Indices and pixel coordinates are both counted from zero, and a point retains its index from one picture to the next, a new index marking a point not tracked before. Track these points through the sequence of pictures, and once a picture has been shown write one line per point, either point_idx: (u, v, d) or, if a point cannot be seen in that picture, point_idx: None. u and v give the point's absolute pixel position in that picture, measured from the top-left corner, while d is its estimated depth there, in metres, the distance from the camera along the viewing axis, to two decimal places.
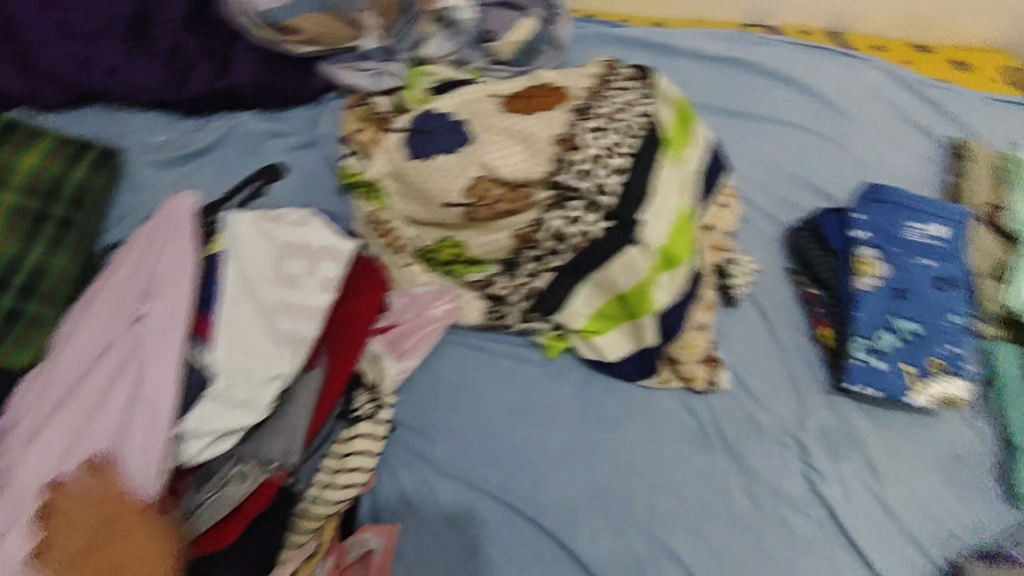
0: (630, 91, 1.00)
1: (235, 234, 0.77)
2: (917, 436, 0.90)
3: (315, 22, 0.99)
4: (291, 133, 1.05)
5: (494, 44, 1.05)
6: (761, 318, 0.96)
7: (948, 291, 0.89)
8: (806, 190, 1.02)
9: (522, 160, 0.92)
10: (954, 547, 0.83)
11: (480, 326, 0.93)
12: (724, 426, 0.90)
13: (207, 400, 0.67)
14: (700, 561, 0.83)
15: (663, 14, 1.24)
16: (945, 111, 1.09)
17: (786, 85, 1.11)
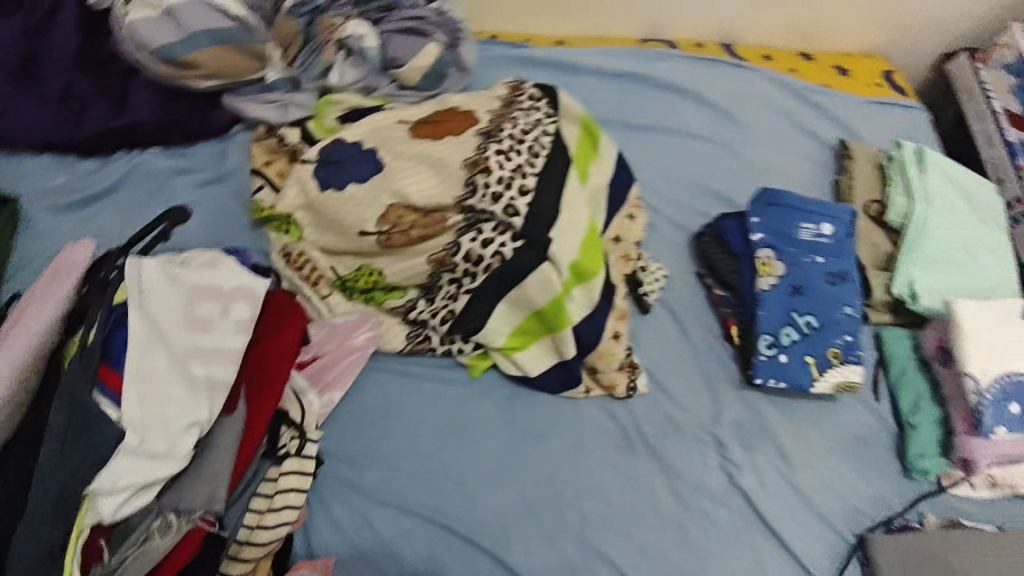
0: (536, 112, 1.02)
1: (139, 282, 0.75)
2: (822, 422, 0.98)
3: (214, 56, 1.03)
4: (196, 169, 1.04)
5: (401, 70, 1.08)
6: (673, 321, 1.02)
7: (839, 285, 0.98)
8: (705, 196, 1.13)
9: (433, 186, 0.94)
10: (857, 521, 0.91)
11: (403, 351, 0.95)
12: (644, 428, 0.94)
13: (122, 455, 0.67)
14: (629, 560, 0.85)
15: (567, 32, 1.31)
16: (828, 113, 1.26)
17: (684, 98, 1.23)
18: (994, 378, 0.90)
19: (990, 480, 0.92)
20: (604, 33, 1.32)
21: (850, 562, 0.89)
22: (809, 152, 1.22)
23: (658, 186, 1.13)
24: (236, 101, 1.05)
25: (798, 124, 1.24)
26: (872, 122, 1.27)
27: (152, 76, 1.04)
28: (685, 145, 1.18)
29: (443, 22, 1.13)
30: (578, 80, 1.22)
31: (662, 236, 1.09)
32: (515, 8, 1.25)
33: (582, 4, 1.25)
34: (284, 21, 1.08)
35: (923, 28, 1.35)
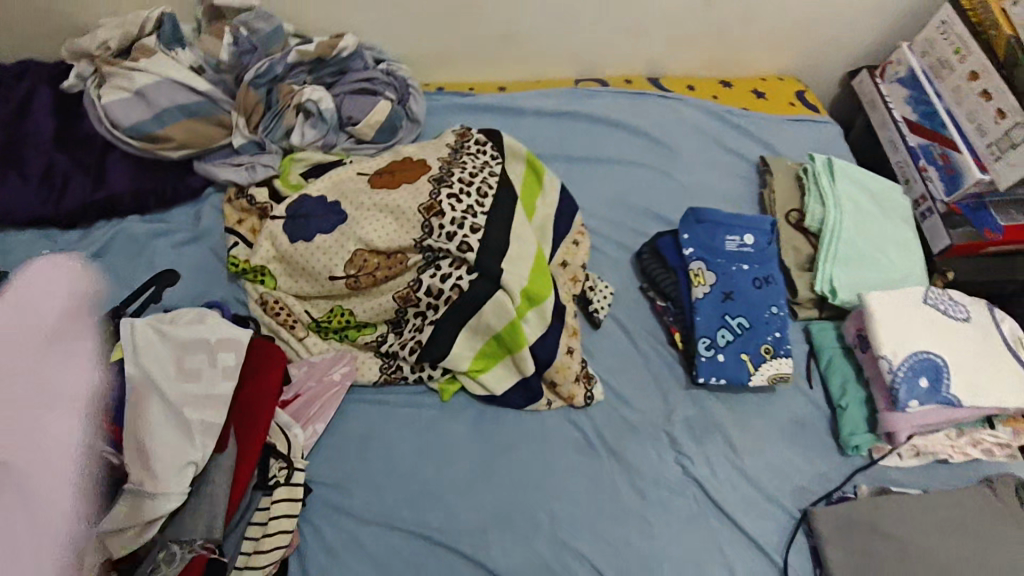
0: (483, 155, 1.13)
1: (131, 340, 0.84)
2: (764, 411, 1.08)
3: (185, 129, 1.13)
4: (175, 231, 1.12)
5: (357, 127, 1.19)
6: (622, 333, 1.13)
7: (765, 288, 1.10)
8: (643, 217, 1.25)
9: (393, 229, 1.03)
10: (802, 498, 1.01)
11: (378, 382, 1.04)
12: (604, 432, 1.03)
13: (125, 496, 0.75)
14: (599, 552, 0.94)
15: (507, 78, 1.43)
16: (748, 133, 1.39)
17: (619, 129, 1.35)
18: (905, 358, 1.00)
19: (914, 449, 1.03)
20: (540, 77, 1.44)
21: (797, 535, 0.98)
22: (735, 169, 1.34)
23: (599, 212, 1.24)
24: (207, 166, 1.15)
25: (724, 145, 1.36)
26: (789, 137, 1.40)
27: (127, 150, 1.14)
28: (622, 172, 1.30)
29: (391, 80, 1.25)
30: (519, 120, 1.33)
31: (607, 256, 1.20)
32: (457, 61, 1.37)
33: (518, 52, 1.37)
34: (247, 91, 1.15)
35: (828, 50, 1.49)
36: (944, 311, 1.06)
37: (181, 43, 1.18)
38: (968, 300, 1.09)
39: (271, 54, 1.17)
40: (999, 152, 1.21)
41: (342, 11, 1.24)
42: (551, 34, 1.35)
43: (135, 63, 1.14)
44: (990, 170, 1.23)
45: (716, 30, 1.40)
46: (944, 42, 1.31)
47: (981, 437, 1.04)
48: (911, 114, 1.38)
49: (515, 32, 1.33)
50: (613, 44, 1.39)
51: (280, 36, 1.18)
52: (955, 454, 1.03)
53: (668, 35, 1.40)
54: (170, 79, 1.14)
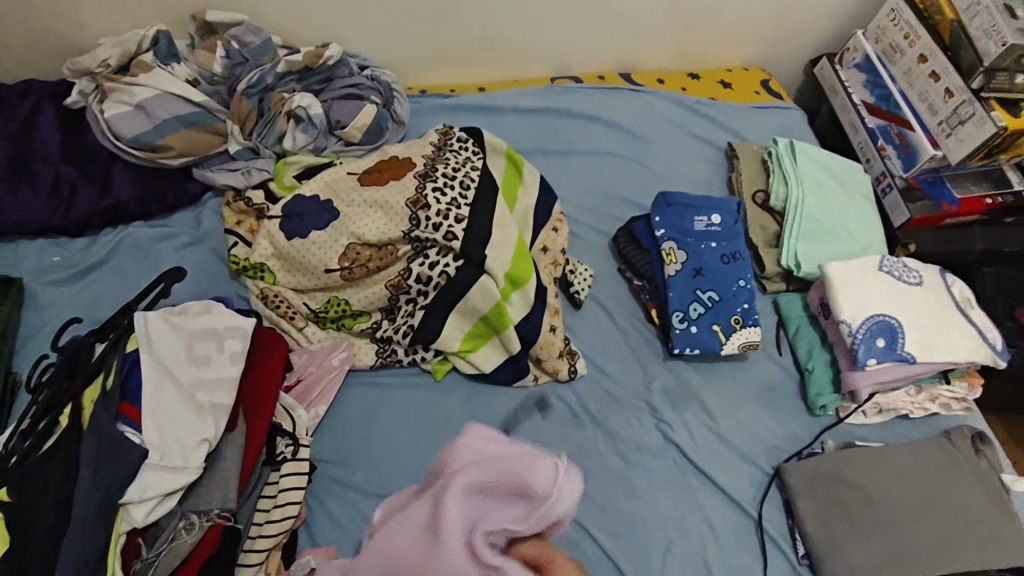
0: (465, 151, 1.21)
1: (145, 332, 0.91)
2: (737, 378, 1.16)
3: (184, 138, 1.20)
4: (177, 234, 1.19)
5: (345, 131, 1.26)
6: (602, 311, 1.20)
7: (733, 263, 1.17)
8: (618, 204, 1.33)
9: (383, 223, 1.10)
10: (775, 456, 1.09)
11: (374, 365, 1.11)
12: (588, 404, 1.11)
13: (147, 469, 0.82)
14: (587, 513, 1.01)
15: (486, 79, 1.51)
16: (716, 121, 1.47)
17: (593, 123, 1.43)
18: (863, 321, 1.09)
19: (877, 407, 1.12)
20: (518, 77, 1.52)
21: (770, 489, 1.06)
22: (704, 156, 1.42)
23: (577, 202, 1.32)
24: (205, 172, 1.22)
25: (693, 134, 1.44)
26: (755, 124, 1.48)
27: (130, 159, 1.21)
28: (598, 163, 1.38)
29: (376, 85, 1.33)
30: (499, 118, 1.41)
31: (585, 242, 1.28)
32: (438, 65, 1.44)
33: (495, 55, 1.45)
34: (240, 100, 1.23)
35: (789, 40, 1.57)
36: (898, 278, 1.15)
37: (176, 58, 1.25)
38: (921, 267, 1.18)
39: (261, 65, 1.25)
40: (949, 129, 1.29)
41: (324, 21, 1.31)
42: (525, 36, 1.42)
43: (134, 78, 1.21)
44: (942, 146, 1.31)
45: (682, 25, 1.48)
46: (895, 28, 1.39)
47: (939, 392, 1.12)
48: (869, 97, 1.45)
49: (491, 35, 1.40)
50: (585, 44, 1.47)
51: (270, 47, 1.26)
52: (914, 410, 1.12)
53: (637, 32, 1.47)
54: (168, 92, 1.21)
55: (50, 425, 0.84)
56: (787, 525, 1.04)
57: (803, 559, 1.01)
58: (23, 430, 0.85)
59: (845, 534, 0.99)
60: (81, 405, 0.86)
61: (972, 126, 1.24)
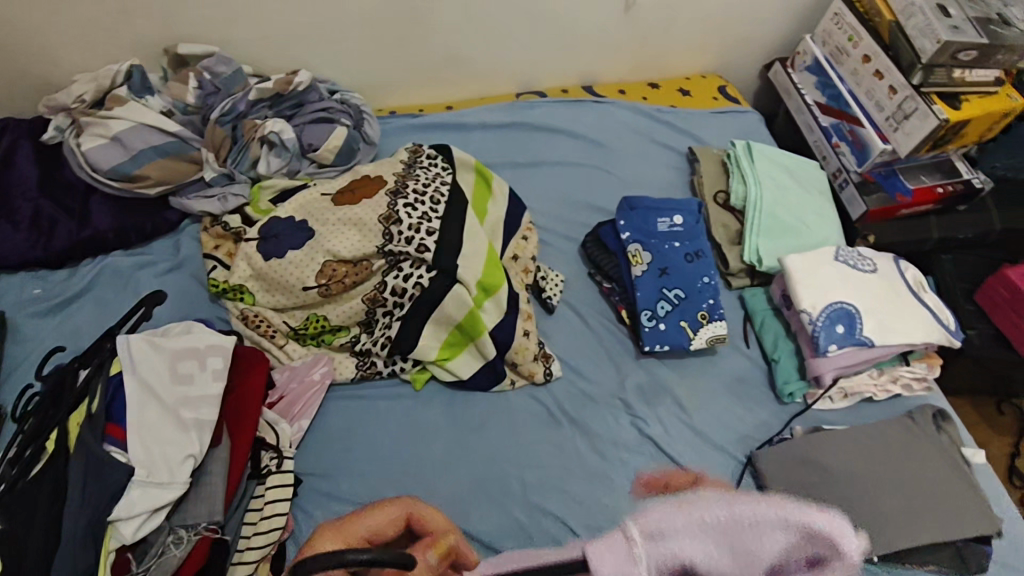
0: (435, 167, 1.24)
1: (128, 355, 0.93)
2: (707, 371, 1.20)
3: (160, 167, 1.23)
4: (156, 261, 1.22)
5: (317, 154, 1.30)
6: (574, 314, 1.25)
7: (696, 262, 1.24)
8: (585, 211, 1.38)
9: (357, 240, 1.14)
10: (748, 445, 1.13)
11: (355, 378, 1.14)
12: (565, 405, 1.14)
13: (135, 486, 0.84)
14: (568, 509, 1.03)
15: (453, 98, 1.56)
16: (676, 127, 1.53)
17: (559, 134, 1.48)
18: (823, 309, 1.15)
19: (843, 392, 1.17)
20: (484, 94, 1.57)
21: (744, 477, 1.10)
22: (666, 161, 1.48)
23: (545, 211, 1.37)
24: (183, 200, 1.25)
25: (656, 141, 1.50)
26: (713, 129, 1.55)
27: (108, 191, 1.23)
28: (564, 173, 1.43)
29: (346, 108, 1.38)
30: (466, 134, 1.46)
31: (555, 249, 1.33)
32: (405, 87, 1.49)
33: (461, 75, 1.50)
34: (213, 128, 1.27)
35: (742, 47, 1.64)
36: (855, 267, 1.21)
37: (150, 91, 1.29)
38: (875, 255, 1.25)
39: (233, 94, 1.29)
40: (896, 123, 1.35)
41: (292, 47, 1.35)
42: (489, 55, 1.48)
43: (109, 111, 1.24)
44: (890, 140, 1.37)
45: (639, 38, 1.54)
46: (839, 31, 1.45)
47: (899, 373, 1.18)
48: (821, 97, 1.51)
49: (457, 55, 1.45)
50: (547, 60, 1.53)
51: (240, 77, 1.30)
52: (878, 392, 1.18)
53: (596, 46, 1.53)
54: (142, 124, 1.24)
55: (36, 450, 0.87)
56: None
57: None
58: (10, 457, 0.88)
59: None
60: (68, 428, 0.88)
61: (917, 120, 1.30)
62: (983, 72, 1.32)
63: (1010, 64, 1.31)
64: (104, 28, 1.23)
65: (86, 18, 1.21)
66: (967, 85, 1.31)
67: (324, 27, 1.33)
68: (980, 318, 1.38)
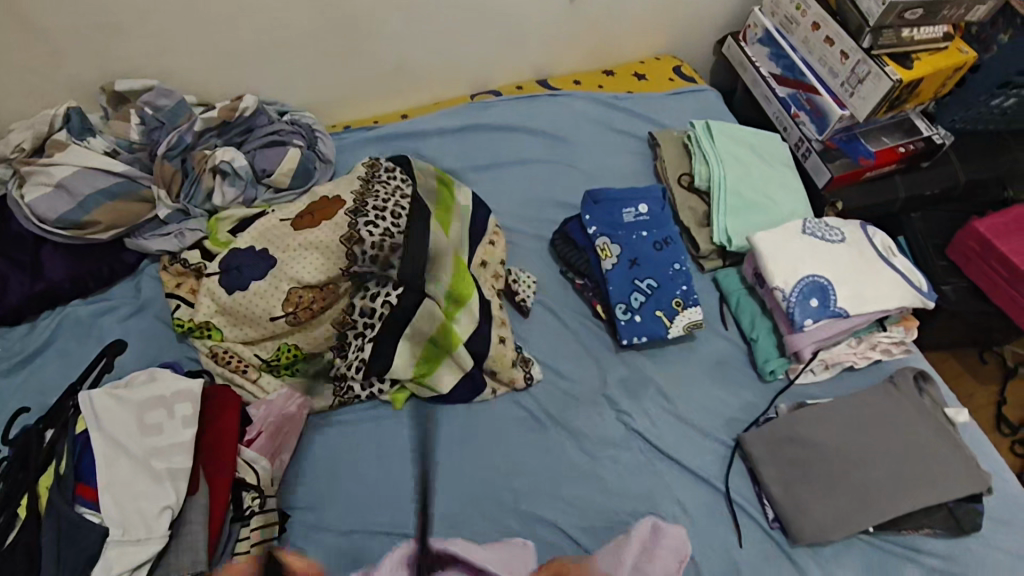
0: (394, 180, 1.21)
1: (93, 411, 0.91)
2: (687, 357, 1.20)
3: (108, 210, 1.19)
4: (118, 306, 1.19)
5: (272, 178, 1.27)
6: (550, 314, 1.23)
7: (665, 249, 1.23)
8: (552, 207, 1.37)
9: (320, 263, 1.11)
10: (735, 428, 1.13)
11: (334, 405, 1.11)
12: (549, 408, 1.13)
13: (112, 545, 0.83)
14: (561, 514, 1.03)
15: (408, 105, 1.53)
16: (634, 113, 1.52)
17: (518, 132, 1.46)
18: (795, 284, 1.15)
19: (824, 363, 1.17)
20: (439, 98, 1.55)
21: (734, 461, 1.09)
22: (627, 149, 1.47)
23: (512, 212, 1.36)
24: (140, 241, 1.21)
25: (616, 129, 1.49)
26: (672, 111, 1.54)
27: (58, 240, 1.18)
28: (528, 171, 1.41)
29: (297, 129, 1.35)
30: (425, 141, 1.43)
31: (525, 249, 1.31)
32: (358, 99, 1.47)
33: (412, 82, 1.48)
34: (162, 164, 1.23)
35: (694, 25, 1.63)
36: (823, 238, 1.22)
37: (90, 132, 1.24)
38: (842, 225, 1.25)
39: (178, 127, 1.26)
40: (851, 88, 1.34)
41: (233, 72, 1.31)
42: (439, 59, 1.45)
43: (50, 158, 1.19)
44: (848, 106, 1.36)
45: (589, 27, 1.52)
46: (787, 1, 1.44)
47: (877, 339, 1.19)
48: (775, 68, 1.50)
49: (405, 63, 1.43)
50: (498, 58, 1.51)
51: (183, 108, 1.26)
52: (859, 360, 1.19)
53: (545, 39, 1.51)
54: (87, 168, 1.20)
55: (8, 517, 0.84)
56: (754, 492, 1.07)
57: (774, 523, 1.04)
58: None
59: (807, 490, 1.03)
60: (37, 492, 0.86)
61: (870, 83, 1.30)
62: (931, 29, 1.31)
63: (957, 18, 1.31)
64: (34, 71, 1.19)
65: (13, 65, 1.17)
66: (917, 43, 1.31)
67: (264, 48, 1.29)
68: (952, 273, 1.39)
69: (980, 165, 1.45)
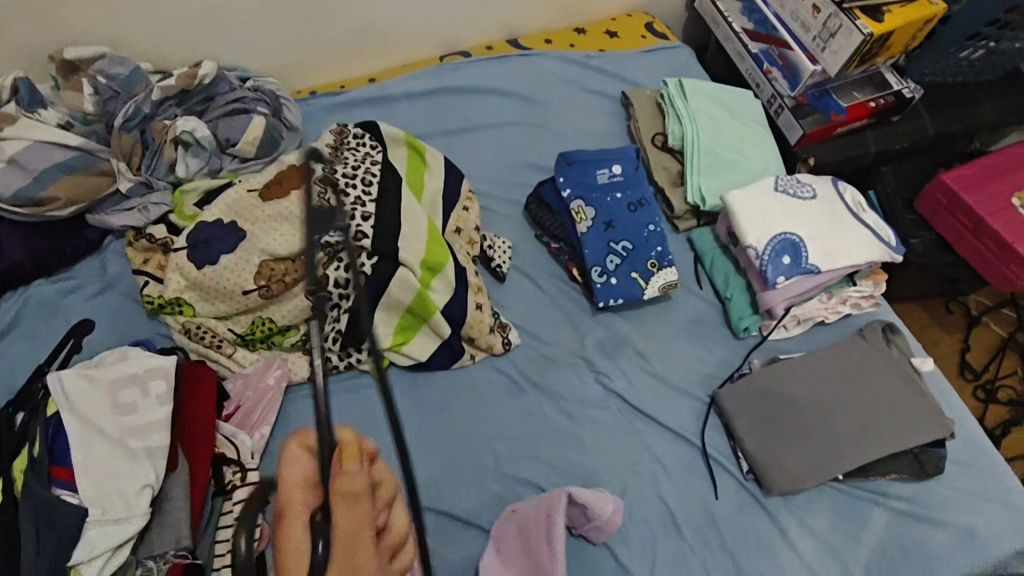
0: (363, 147, 1.18)
1: (63, 394, 0.89)
2: (664, 317, 1.21)
3: (63, 186, 1.14)
4: (83, 285, 1.16)
5: (237, 148, 1.23)
6: (526, 279, 1.23)
7: (639, 210, 1.23)
8: (526, 171, 1.36)
9: (291, 235, 1.10)
10: (710, 384, 1.15)
11: (311, 376, 1.11)
12: (528, 372, 1.14)
13: (90, 526, 0.82)
14: (543, 475, 1.04)
15: (375, 69, 1.49)
16: (606, 72, 1.50)
17: (490, 94, 1.43)
18: (768, 243, 1.16)
19: (795, 319, 1.20)
20: (407, 60, 1.51)
21: (709, 417, 1.12)
22: (600, 109, 1.45)
23: (485, 177, 1.34)
24: (103, 217, 1.18)
25: (588, 88, 1.47)
26: (644, 69, 1.52)
27: (15, 217, 1.13)
28: (500, 134, 1.39)
29: (261, 96, 1.30)
30: (394, 106, 1.40)
31: (499, 214, 1.30)
32: (324, 63, 1.42)
33: (379, 44, 1.43)
34: (120, 136, 1.19)
35: None
36: (794, 194, 1.23)
37: (42, 103, 1.19)
38: (813, 180, 1.26)
39: (134, 96, 1.21)
40: (823, 42, 1.34)
41: (190, 37, 1.26)
42: (405, 20, 1.41)
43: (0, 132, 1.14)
44: (820, 61, 1.36)
45: None
46: None
47: (848, 294, 1.21)
48: (747, 23, 1.48)
49: (370, 24, 1.38)
50: (467, 17, 1.46)
51: (138, 77, 1.21)
52: (829, 314, 1.21)
53: None
54: (42, 141, 1.15)
55: None
56: (730, 446, 1.10)
57: (748, 475, 1.07)
58: None
59: (780, 444, 1.05)
60: (13, 476, 0.85)
61: (842, 37, 1.29)
62: None
63: None
64: None
65: None
66: None
67: (221, 11, 1.24)
68: (920, 226, 1.41)
69: (948, 117, 1.46)
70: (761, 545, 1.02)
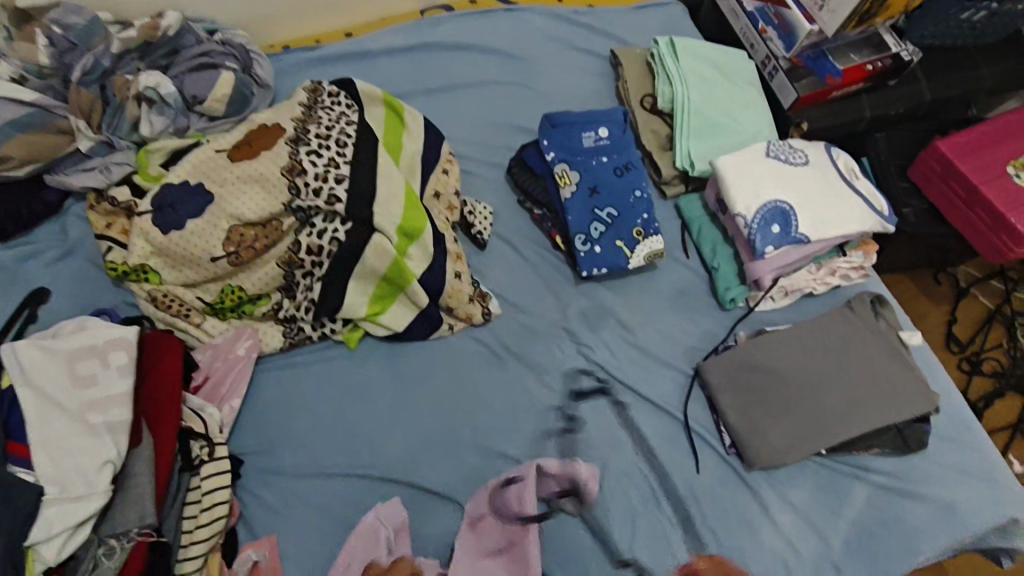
0: (338, 106, 1.12)
1: (15, 365, 0.84)
2: (648, 287, 1.18)
3: (18, 145, 1.07)
4: (43, 250, 1.10)
5: (204, 105, 1.17)
6: (508, 246, 1.19)
7: (626, 175, 1.19)
8: (508, 133, 1.30)
9: (261, 199, 1.03)
10: (694, 356, 1.13)
11: (284, 347, 1.07)
12: (508, 343, 1.10)
13: (48, 504, 0.78)
14: (522, 449, 1.02)
15: (352, 23, 1.42)
16: (595, 29, 1.43)
17: (473, 51, 1.37)
18: (757, 211, 1.12)
19: (783, 290, 1.17)
20: (386, 14, 1.43)
21: (693, 390, 1.10)
22: (588, 69, 1.39)
23: (466, 139, 1.28)
24: (61, 177, 1.12)
25: (575, 46, 1.41)
26: (634, 27, 1.45)
27: None
28: (483, 93, 1.33)
29: (228, 49, 1.22)
30: (372, 62, 1.33)
31: (480, 179, 1.25)
32: (297, 16, 1.35)
33: None
34: (78, 91, 1.13)
35: None
36: (786, 160, 1.19)
37: None
38: (806, 146, 1.22)
39: (93, 48, 1.13)
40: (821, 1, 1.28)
41: None
42: None
43: None
44: (817, 20, 1.30)
45: None
46: None
47: (837, 265, 1.18)
48: None
49: None
50: None
51: (98, 27, 1.12)
52: (817, 285, 1.18)
53: None
54: None
55: None
56: (712, 419, 1.08)
57: (730, 449, 1.05)
58: None
59: (764, 417, 1.04)
60: None
61: None
62: None
63: None
64: None
65: None
66: None
67: None
68: (912, 195, 1.38)
69: (946, 82, 1.42)
70: (740, 518, 1.01)
